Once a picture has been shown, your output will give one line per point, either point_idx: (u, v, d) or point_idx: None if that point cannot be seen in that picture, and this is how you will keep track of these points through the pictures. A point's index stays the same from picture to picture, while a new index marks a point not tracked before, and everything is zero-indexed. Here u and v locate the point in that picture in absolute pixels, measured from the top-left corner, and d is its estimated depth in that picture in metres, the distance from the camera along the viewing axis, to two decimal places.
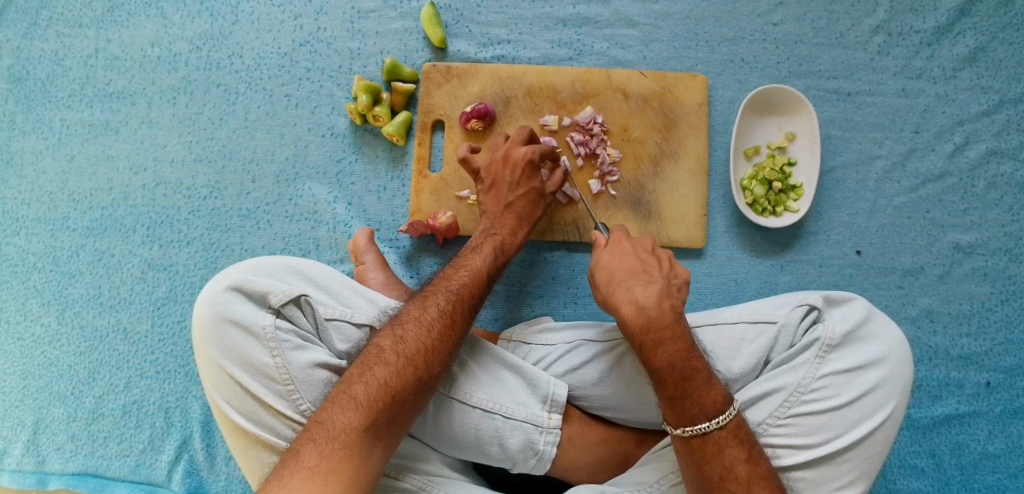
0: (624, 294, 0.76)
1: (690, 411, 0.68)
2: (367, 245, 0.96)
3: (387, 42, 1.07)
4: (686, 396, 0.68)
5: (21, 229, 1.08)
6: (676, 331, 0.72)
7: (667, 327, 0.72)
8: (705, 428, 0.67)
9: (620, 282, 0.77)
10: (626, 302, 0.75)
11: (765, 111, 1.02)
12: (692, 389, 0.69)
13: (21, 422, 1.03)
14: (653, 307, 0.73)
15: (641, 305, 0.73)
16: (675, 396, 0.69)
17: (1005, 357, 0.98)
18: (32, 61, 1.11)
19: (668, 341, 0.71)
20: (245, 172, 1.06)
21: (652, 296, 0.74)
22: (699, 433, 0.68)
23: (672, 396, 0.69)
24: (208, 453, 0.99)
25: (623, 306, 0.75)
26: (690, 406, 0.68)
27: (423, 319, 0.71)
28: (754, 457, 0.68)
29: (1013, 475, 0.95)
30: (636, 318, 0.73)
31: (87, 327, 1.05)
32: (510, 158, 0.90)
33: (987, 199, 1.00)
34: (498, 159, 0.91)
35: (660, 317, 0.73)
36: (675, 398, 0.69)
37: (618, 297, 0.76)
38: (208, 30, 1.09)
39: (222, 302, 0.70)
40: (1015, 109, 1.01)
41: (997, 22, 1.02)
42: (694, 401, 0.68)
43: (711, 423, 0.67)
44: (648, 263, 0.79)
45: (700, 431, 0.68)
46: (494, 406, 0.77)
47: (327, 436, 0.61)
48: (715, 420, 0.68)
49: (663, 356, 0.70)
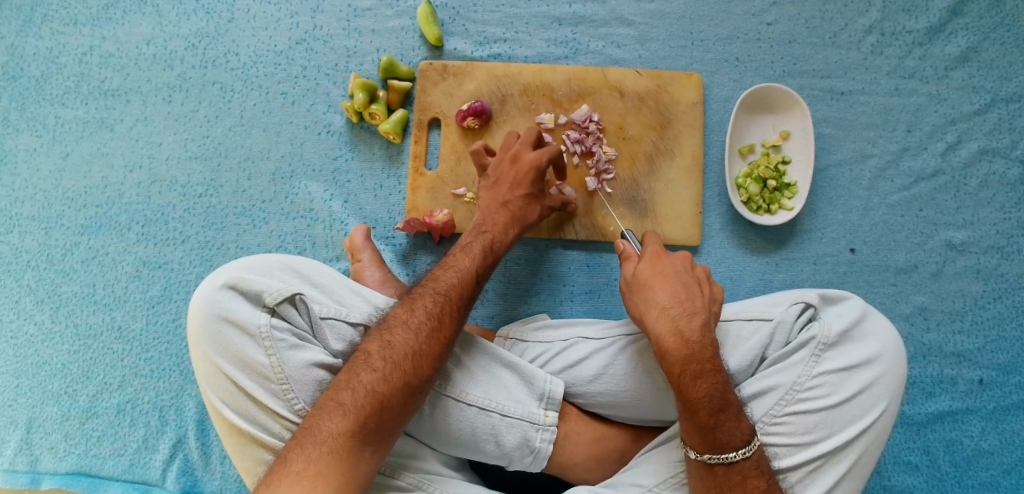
0: (667, 323, 0.75)
1: (721, 440, 0.69)
2: (363, 243, 0.96)
3: (384, 41, 1.07)
4: (717, 426, 0.69)
5: (15, 227, 1.07)
6: (716, 364, 0.72)
7: (709, 361, 0.72)
8: (732, 457, 0.68)
9: (666, 309, 0.76)
10: (669, 332, 0.74)
11: (759, 110, 1.03)
12: (723, 420, 0.69)
13: (14, 421, 1.03)
14: (697, 339, 0.73)
15: (686, 337, 0.73)
16: (706, 425, 0.69)
17: (998, 354, 0.99)
18: (26, 58, 1.10)
19: (708, 373, 0.71)
20: (241, 170, 1.06)
21: (696, 330, 0.74)
22: (724, 462, 0.69)
23: (702, 425, 0.69)
24: (203, 451, 0.99)
25: (666, 335, 0.74)
26: (722, 435, 0.69)
27: (410, 323, 0.71)
28: (773, 488, 0.69)
29: (1006, 472, 0.96)
30: (680, 349, 0.73)
31: (81, 325, 1.05)
32: (519, 160, 0.91)
33: (979, 197, 1.01)
34: (507, 158, 0.92)
35: (703, 350, 0.73)
36: (704, 427, 0.69)
37: (660, 326, 0.75)
38: (203, 28, 1.09)
39: (217, 301, 0.70)
40: (1007, 108, 1.02)
41: (988, 22, 1.03)
42: (723, 432, 0.69)
43: (738, 453, 0.69)
44: (691, 287, 0.78)
45: (727, 459, 0.69)
46: (490, 404, 0.77)
47: (314, 441, 0.61)
48: (741, 451, 0.69)
49: (702, 389, 0.70)
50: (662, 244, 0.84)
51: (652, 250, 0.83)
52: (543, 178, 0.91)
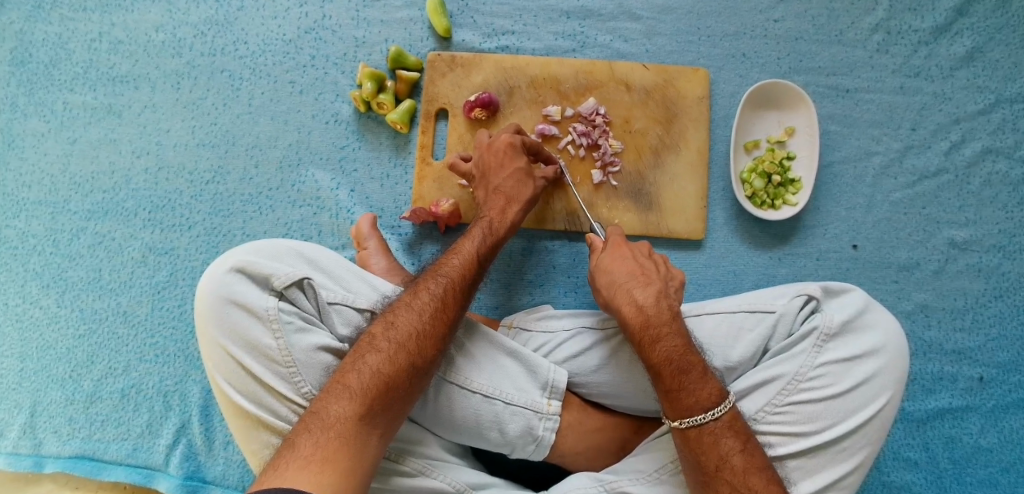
0: (622, 296, 0.78)
1: (686, 403, 0.70)
2: (369, 231, 0.97)
3: (392, 31, 1.07)
4: (681, 388, 0.70)
5: (22, 212, 1.08)
6: (675, 328, 0.75)
7: (665, 325, 0.75)
8: (701, 419, 0.69)
9: (619, 283, 0.79)
10: (626, 302, 0.77)
11: (765, 106, 1.03)
12: (687, 383, 0.71)
13: (18, 405, 1.03)
14: (652, 305, 0.76)
15: (640, 305, 0.76)
16: (671, 388, 0.71)
17: (997, 352, 0.99)
18: (34, 44, 1.11)
19: (666, 337, 0.74)
20: (249, 157, 1.07)
21: (650, 297, 0.77)
22: (695, 425, 0.69)
23: (668, 390, 0.71)
24: (207, 436, 0.99)
25: (623, 307, 0.77)
26: (686, 398, 0.70)
27: (414, 304, 0.72)
28: (750, 451, 0.69)
29: (1005, 469, 0.97)
30: (636, 317, 0.75)
31: (87, 310, 1.05)
32: (493, 146, 0.91)
33: (982, 196, 1.02)
34: (482, 150, 0.92)
35: (659, 314, 0.75)
36: (670, 391, 0.71)
37: (617, 299, 0.78)
38: (212, 16, 1.10)
39: (226, 283, 0.71)
40: (1011, 108, 1.02)
41: (994, 23, 1.04)
42: (689, 393, 0.70)
43: (706, 415, 0.69)
44: (646, 266, 0.81)
45: (697, 422, 0.69)
46: (494, 392, 0.78)
47: (323, 425, 0.61)
48: (710, 412, 0.69)
49: (661, 352, 0.72)
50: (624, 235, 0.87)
51: (614, 241, 0.85)
52: (523, 155, 0.91)
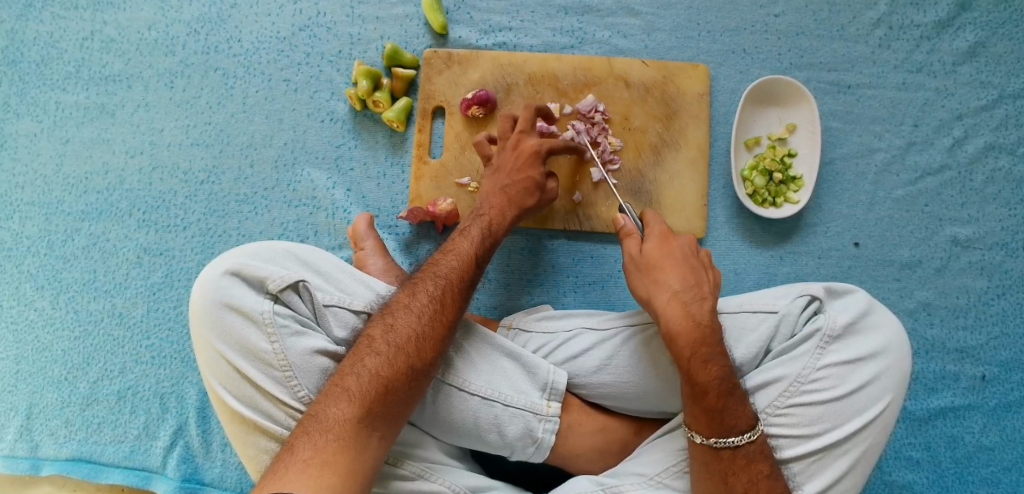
0: (678, 308, 0.75)
1: (726, 423, 0.69)
2: (366, 231, 0.96)
3: (388, 28, 1.06)
4: (725, 409, 0.70)
5: (15, 213, 1.07)
6: (723, 349, 0.73)
7: (717, 345, 0.73)
8: (735, 441, 0.69)
9: (675, 292, 0.77)
10: (680, 314, 0.75)
11: (766, 102, 1.02)
12: (731, 404, 0.70)
13: (15, 407, 1.02)
14: (707, 323, 0.74)
15: (697, 321, 0.74)
16: (715, 407, 0.70)
17: (1000, 350, 0.98)
18: (26, 43, 1.09)
19: (716, 356, 0.72)
20: (244, 156, 1.06)
21: (706, 314, 0.75)
22: (729, 446, 0.69)
23: (710, 408, 0.70)
24: (204, 439, 0.99)
25: (677, 319, 0.74)
26: (727, 419, 0.69)
27: (412, 307, 0.71)
28: (775, 475, 0.70)
29: (1007, 468, 0.96)
30: (692, 332, 0.73)
31: (81, 311, 1.04)
32: (520, 148, 0.89)
33: (985, 193, 1.00)
34: (507, 147, 0.90)
35: (713, 334, 0.73)
36: (713, 410, 0.70)
37: (669, 308, 0.75)
38: (205, 13, 1.08)
39: (221, 287, 0.70)
40: (1014, 104, 1.01)
41: (996, 17, 1.02)
42: (731, 415, 0.69)
43: (741, 438, 0.69)
44: (699, 273, 0.79)
45: (731, 444, 0.69)
46: (491, 394, 0.77)
47: (321, 429, 0.61)
48: (746, 435, 0.70)
49: (713, 372, 0.71)
50: (665, 225, 0.84)
51: (657, 232, 0.82)
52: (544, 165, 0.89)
